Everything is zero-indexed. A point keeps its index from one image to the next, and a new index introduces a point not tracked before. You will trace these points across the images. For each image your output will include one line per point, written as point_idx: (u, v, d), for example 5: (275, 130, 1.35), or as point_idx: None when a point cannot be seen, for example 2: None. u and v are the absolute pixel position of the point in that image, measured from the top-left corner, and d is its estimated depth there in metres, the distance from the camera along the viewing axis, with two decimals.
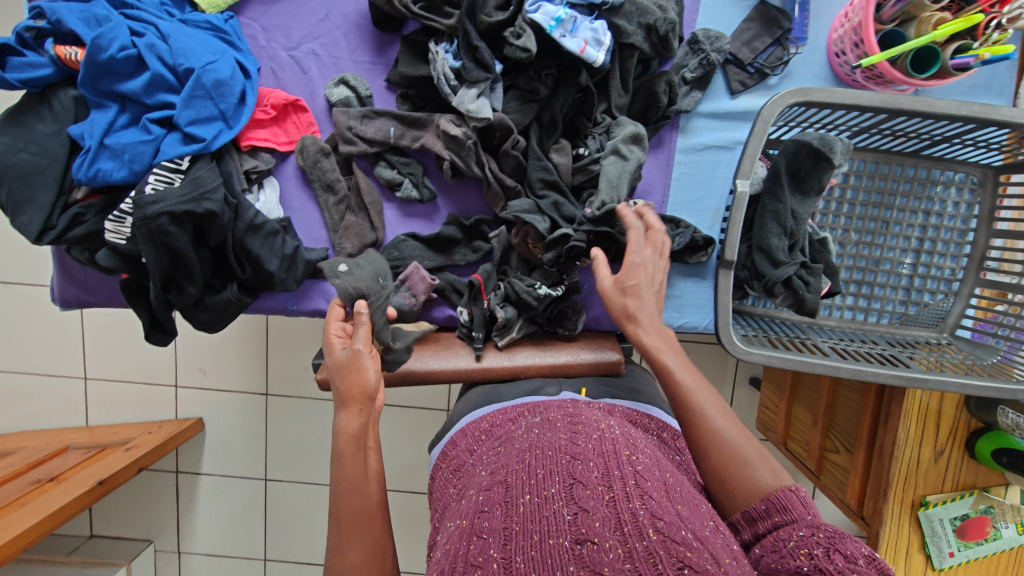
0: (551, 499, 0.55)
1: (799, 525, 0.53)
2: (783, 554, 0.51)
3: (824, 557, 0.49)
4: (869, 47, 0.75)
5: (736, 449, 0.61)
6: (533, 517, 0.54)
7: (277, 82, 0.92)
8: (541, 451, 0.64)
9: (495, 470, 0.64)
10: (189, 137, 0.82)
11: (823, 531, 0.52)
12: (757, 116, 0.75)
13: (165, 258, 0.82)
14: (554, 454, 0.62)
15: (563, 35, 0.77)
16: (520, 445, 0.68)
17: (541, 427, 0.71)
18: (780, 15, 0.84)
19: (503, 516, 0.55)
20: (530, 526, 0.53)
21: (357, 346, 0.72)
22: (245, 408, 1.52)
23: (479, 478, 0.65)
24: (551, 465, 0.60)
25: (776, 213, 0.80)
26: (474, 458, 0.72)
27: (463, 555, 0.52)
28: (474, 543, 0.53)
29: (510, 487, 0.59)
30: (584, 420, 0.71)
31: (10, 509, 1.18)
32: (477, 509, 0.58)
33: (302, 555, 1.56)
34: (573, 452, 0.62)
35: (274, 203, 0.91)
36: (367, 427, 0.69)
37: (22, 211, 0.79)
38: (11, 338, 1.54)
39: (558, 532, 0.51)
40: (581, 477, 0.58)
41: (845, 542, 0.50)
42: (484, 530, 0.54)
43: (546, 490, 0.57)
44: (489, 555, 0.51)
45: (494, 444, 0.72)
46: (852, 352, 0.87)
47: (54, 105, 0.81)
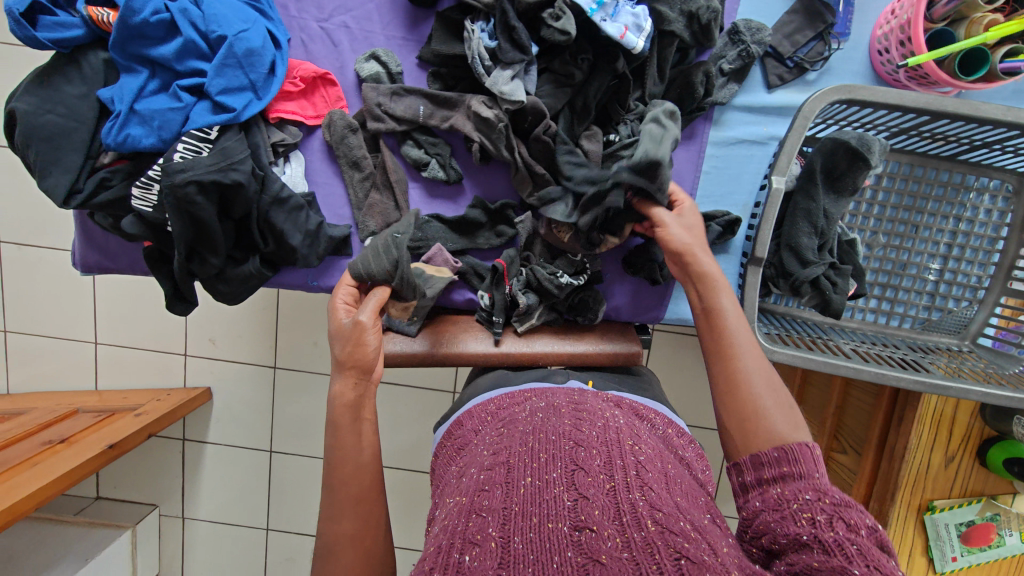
0: (553, 483, 0.58)
1: (804, 484, 0.54)
2: (785, 515, 0.52)
3: (825, 524, 0.49)
4: (916, 46, 0.73)
5: (766, 398, 0.62)
6: (533, 499, 0.57)
7: (307, 54, 0.91)
8: (545, 436, 0.66)
9: (498, 450, 0.66)
10: (218, 106, 0.81)
11: (828, 497, 0.52)
12: (797, 112, 0.74)
13: (191, 228, 0.81)
14: (557, 440, 0.65)
15: (604, 19, 0.76)
16: (524, 428, 0.70)
17: (545, 411, 0.73)
18: (825, 8, 0.82)
19: (503, 496, 0.58)
20: (531, 507, 0.56)
21: (359, 318, 0.74)
22: (254, 380, 1.52)
23: (481, 456, 0.67)
24: (555, 450, 0.63)
25: (807, 212, 0.80)
26: (475, 431, 0.77)
27: (460, 530, 0.54)
28: (473, 521, 0.55)
29: (513, 468, 0.61)
30: (588, 408, 0.74)
31: (22, 468, 1.20)
32: (477, 487, 0.60)
33: (304, 527, 1.58)
34: (576, 439, 0.65)
35: (299, 178, 0.91)
36: (362, 398, 0.73)
37: (49, 174, 0.78)
38: (24, 299, 1.55)
39: (558, 517, 0.54)
40: (583, 464, 0.60)
41: (849, 511, 0.50)
42: (484, 508, 0.56)
43: (549, 474, 0.59)
44: (488, 533, 0.53)
45: (498, 424, 0.75)
46: (873, 355, 0.87)
47: (84, 67, 0.80)
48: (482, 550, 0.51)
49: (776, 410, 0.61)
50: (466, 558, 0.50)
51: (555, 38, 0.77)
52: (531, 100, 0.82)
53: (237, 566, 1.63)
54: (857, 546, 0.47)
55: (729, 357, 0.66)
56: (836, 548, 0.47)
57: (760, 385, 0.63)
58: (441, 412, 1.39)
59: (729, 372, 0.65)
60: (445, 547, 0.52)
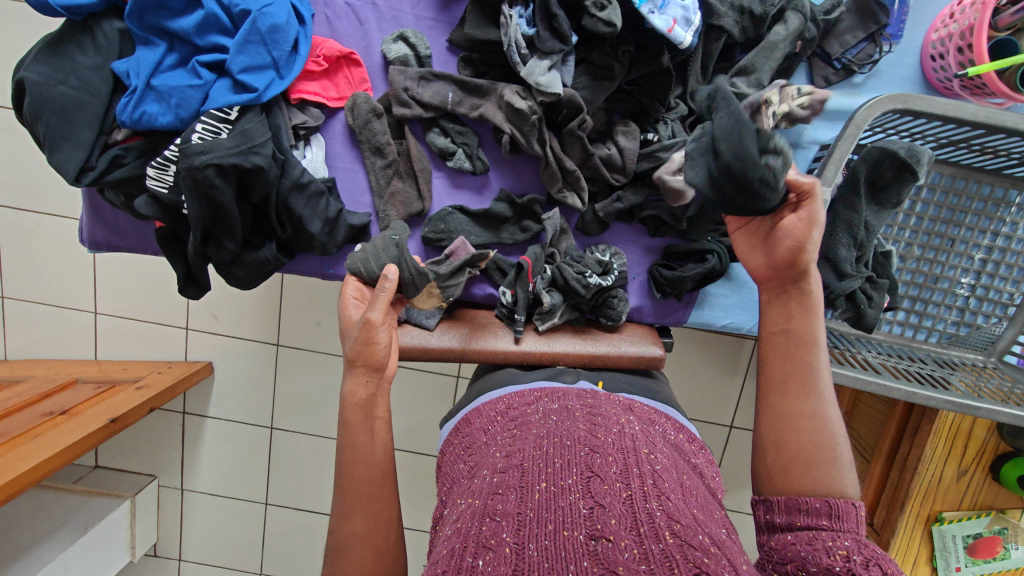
0: (568, 490, 0.53)
1: (844, 534, 0.53)
2: (817, 548, 0.51)
3: (861, 565, 0.47)
4: (978, 55, 0.70)
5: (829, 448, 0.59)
6: (547, 505, 0.52)
7: (331, 32, 0.87)
8: (559, 440, 0.61)
9: (511, 453, 0.61)
10: (239, 85, 0.77)
11: (868, 548, 0.50)
12: (849, 119, 0.71)
13: (208, 212, 0.78)
14: (572, 445, 0.59)
15: (652, 11, 0.73)
16: (538, 431, 0.64)
17: (559, 414, 0.67)
18: (879, 8, 0.78)
19: (518, 500, 0.53)
20: (545, 514, 0.51)
21: (370, 314, 0.69)
22: (258, 358, 1.50)
23: (493, 458, 0.62)
24: (570, 456, 0.58)
25: (849, 223, 0.77)
26: (488, 437, 0.69)
27: (474, 534, 0.50)
28: (486, 524, 0.51)
29: (528, 472, 0.56)
30: (603, 413, 0.68)
31: (21, 441, 1.18)
32: (490, 490, 0.56)
33: (304, 503, 1.58)
34: (592, 445, 0.59)
35: (320, 163, 0.87)
36: (374, 396, 0.69)
37: (60, 148, 0.75)
38: (23, 266, 1.51)
39: (573, 525, 0.50)
40: (600, 471, 0.55)
41: (888, 561, 0.48)
42: (498, 512, 0.52)
43: (564, 481, 0.55)
44: (503, 538, 0.49)
45: (510, 427, 0.68)
46: (900, 369, 0.86)
47: (98, 36, 0.76)
48: (496, 555, 0.47)
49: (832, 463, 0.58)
50: (479, 562, 0.47)
51: (597, 28, 0.73)
52: (568, 93, 0.79)
53: (235, 539, 1.64)
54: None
55: (799, 396, 0.62)
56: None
57: (824, 434, 0.60)
58: (447, 397, 1.38)
59: (795, 411, 0.61)
60: (458, 551, 0.49)
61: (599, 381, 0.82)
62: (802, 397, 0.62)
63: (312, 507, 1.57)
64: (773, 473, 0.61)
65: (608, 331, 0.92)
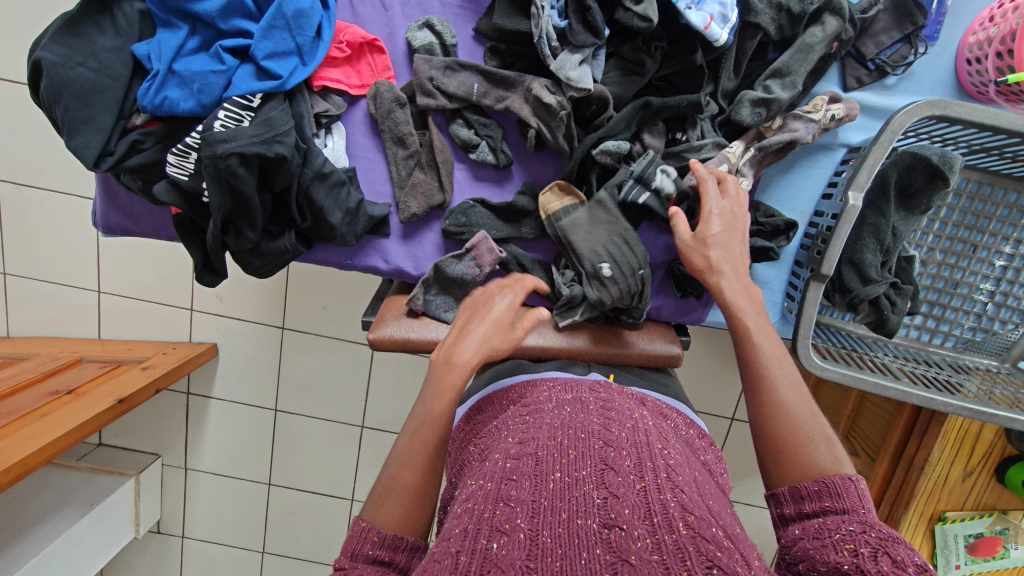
0: (582, 481, 0.50)
1: (849, 517, 0.49)
2: (825, 543, 0.48)
3: (869, 558, 0.44)
4: (1017, 62, 0.69)
5: (803, 429, 0.56)
6: (561, 495, 0.49)
7: (354, 16, 0.85)
8: (574, 432, 0.58)
9: (524, 439, 0.58)
10: (263, 72, 0.75)
11: (875, 531, 0.47)
12: (884, 124, 0.70)
13: (229, 200, 0.76)
14: (586, 438, 0.56)
15: (689, 7, 0.71)
16: (551, 421, 0.62)
17: (573, 406, 0.64)
18: (917, 9, 0.76)
19: (533, 487, 0.50)
20: (559, 502, 0.48)
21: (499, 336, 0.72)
22: (264, 340, 1.50)
23: (506, 443, 0.60)
24: (584, 448, 0.55)
25: (875, 228, 0.77)
26: (499, 423, 0.69)
27: (487, 516, 0.47)
28: (500, 510, 0.48)
29: (543, 461, 0.54)
30: (617, 409, 0.65)
31: (29, 420, 1.18)
32: (503, 475, 0.53)
33: (308, 484, 1.59)
34: (606, 439, 0.57)
35: (341, 152, 0.86)
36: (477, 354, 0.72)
37: (78, 133, 0.73)
38: (25, 243, 1.49)
39: (587, 513, 0.47)
40: (614, 463, 0.52)
41: (897, 547, 0.45)
42: (512, 498, 0.49)
43: (577, 471, 0.52)
44: (517, 522, 0.46)
45: (523, 412, 0.68)
46: (915, 373, 0.85)
47: (118, 17, 0.74)
48: (511, 539, 0.45)
49: (816, 445, 0.55)
50: (493, 545, 0.44)
51: (633, 22, 0.72)
52: (598, 89, 0.78)
53: (238, 517, 1.65)
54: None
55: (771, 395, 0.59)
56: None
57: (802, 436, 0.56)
58: None
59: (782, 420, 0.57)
60: (471, 532, 0.46)
61: (610, 373, 0.83)
62: (766, 389, 0.59)
63: (316, 487, 1.58)
64: (766, 462, 0.58)
65: (626, 330, 0.91)
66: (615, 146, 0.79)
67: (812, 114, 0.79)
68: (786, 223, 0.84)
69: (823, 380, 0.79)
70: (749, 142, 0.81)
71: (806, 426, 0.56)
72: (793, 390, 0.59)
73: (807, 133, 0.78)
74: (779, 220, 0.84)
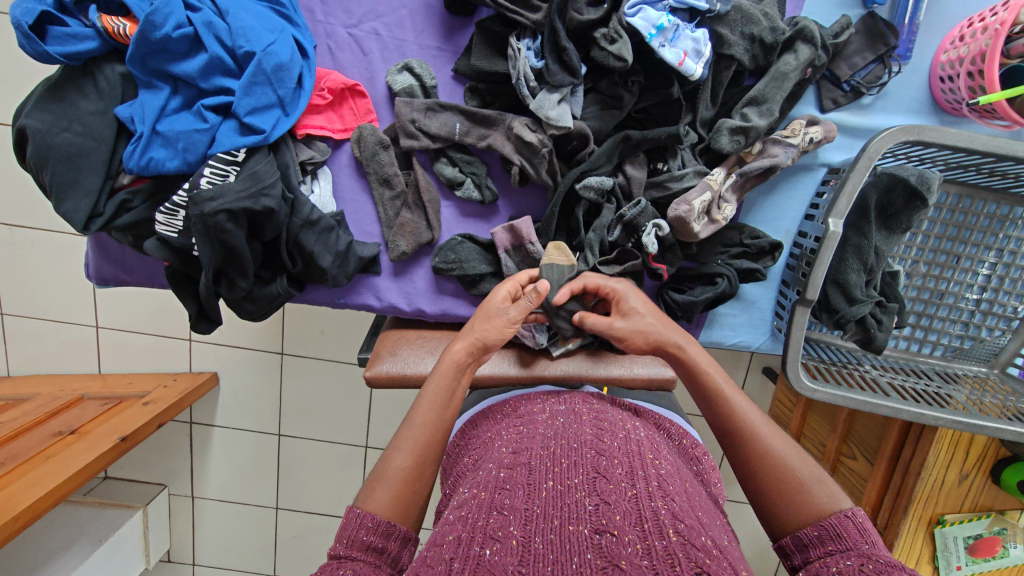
0: (574, 488, 0.51)
1: (848, 553, 0.50)
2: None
3: None
4: (989, 82, 0.70)
5: (792, 473, 0.57)
6: (554, 502, 0.50)
7: (335, 63, 0.85)
8: (566, 443, 0.59)
9: (518, 450, 0.59)
10: (246, 127, 0.76)
11: (872, 561, 0.48)
12: (861, 150, 0.71)
13: (220, 253, 0.77)
14: (579, 447, 0.58)
15: (663, 45, 0.72)
16: (545, 431, 0.63)
17: (567, 416, 0.66)
18: (888, 30, 0.78)
19: (525, 496, 0.51)
20: (551, 510, 0.49)
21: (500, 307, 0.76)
22: (264, 368, 1.50)
23: (499, 452, 0.61)
24: (576, 457, 0.56)
25: (858, 249, 0.78)
26: (492, 432, 0.70)
27: (480, 525, 0.47)
28: (493, 518, 0.48)
29: (536, 471, 0.54)
30: (610, 419, 0.66)
31: (35, 464, 1.18)
32: (498, 484, 0.53)
33: (313, 506, 1.60)
34: (598, 448, 0.58)
35: (328, 198, 0.87)
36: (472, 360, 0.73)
37: (67, 196, 0.74)
38: (20, 284, 1.49)
39: (578, 520, 0.47)
40: (606, 471, 0.54)
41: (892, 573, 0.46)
42: (505, 507, 0.49)
43: (570, 479, 0.53)
44: (509, 530, 0.47)
45: (517, 423, 0.69)
46: (907, 389, 0.86)
47: (99, 80, 0.74)
48: (503, 546, 0.45)
49: (808, 484, 0.57)
50: (486, 551, 0.44)
51: (607, 62, 0.73)
52: (579, 124, 0.79)
53: (247, 541, 1.66)
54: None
55: (749, 442, 0.61)
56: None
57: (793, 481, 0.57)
58: None
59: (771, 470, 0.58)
60: (464, 539, 0.46)
61: (604, 387, 0.89)
62: (748, 440, 0.61)
63: (322, 509, 1.59)
64: (768, 521, 0.58)
65: (619, 355, 0.92)
66: (596, 179, 0.80)
67: (791, 139, 0.79)
68: (772, 243, 0.86)
69: (815, 401, 0.80)
70: (729, 169, 0.83)
71: (795, 470, 0.58)
72: (774, 435, 0.61)
73: (787, 157, 0.79)
74: (764, 241, 0.86)
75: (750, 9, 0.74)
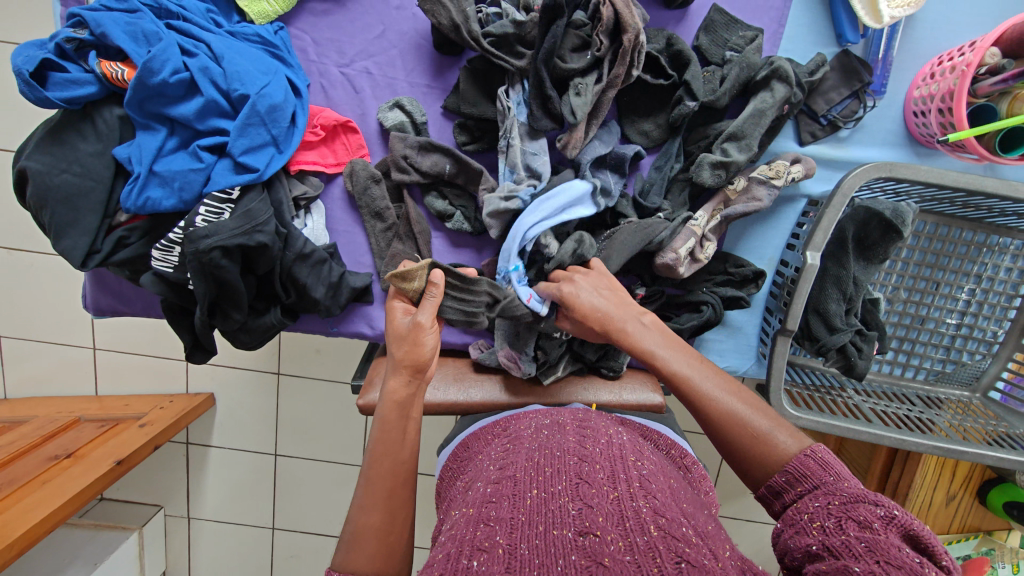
0: (558, 495, 0.53)
1: (817, 492, 0.49)
2: (798, 528, 0.48)
3: (835, 530, 0.45)
4: (957, 119, 0.73)
5: (745, 425, 0.57)
6: (538, 509, 0.51)
7: (327, 100, 0.88)
8: (550, 452, 0.61)
9: (504, 465, 0.61)
10: (241, 166, 0.78)
11: (839, 497, 0.47)
12: (836, 186, 0.74)
13: (214, 288, 0.79)
14: (562, 455, 0.60)
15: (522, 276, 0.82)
16: (530, 445, 0.65)
17: (550, 429, 0.68)
18: (862, 67, 0.80)
19: (511, 506, 0.52)
20: (536, 516, 0.50)
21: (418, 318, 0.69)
22: (260, 388, 1.51)
23: (487, 471, 0.62)
24: (560, 464, 0.58)
25: (837, 279, 0.81)
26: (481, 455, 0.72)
27: (468, 538, 0.49)
28: (480, 529, 0.49)
29: (521, 481, 0.56)
30: (593, 425, 0.69)
31: (30, 489, 1.18)
32: (484, 499, 0.55)
33: (309, 526, 1.60)
34: (581, 454, 0.60)
35: (321, 230, 0.89)
36: (413, 396, 0.68)
37: (66, 235, 0.76)
38: (18, 308, 1.50)
39: (563, 523, 0.49)
40: (587, 477, 0.55)
41: (859, 508, 0.45)
42: (491, 518, 0.51)
43: (554, 486, 0.54)
44: (496, 540, 0.48)
45: (504, 440, 0.71)
46: (891, 415, 0.87)
47: (98, 123, 0.76)
48: (489, 556, 0.46)
49: (772, 431, 0.56)
50: (473, 563, 0.45)
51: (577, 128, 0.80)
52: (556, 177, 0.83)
53: (243, 562, 1.66)
54: (865, 543, 0.42)
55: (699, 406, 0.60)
56: (842, 549, 0.43)
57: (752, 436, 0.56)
58: (444, 428, 1.29)
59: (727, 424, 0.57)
60: (453, 554, 0.47)
61: (593, 405, 0.89)
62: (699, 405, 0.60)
63: (317, 529, 1.59)
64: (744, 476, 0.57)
65: (608, 380, 0.94)
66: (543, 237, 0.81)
67: (775, 180, 0.82)
68: (755, 272, 0.88)
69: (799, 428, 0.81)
70: (715, 208, 0.86)
71: (756, 419, 0.57)
72: (717, 385, 0.60)
73: (769, 198, 0.83)
74: (747, 269, 0.87)
75: (747, 54, 0.79)
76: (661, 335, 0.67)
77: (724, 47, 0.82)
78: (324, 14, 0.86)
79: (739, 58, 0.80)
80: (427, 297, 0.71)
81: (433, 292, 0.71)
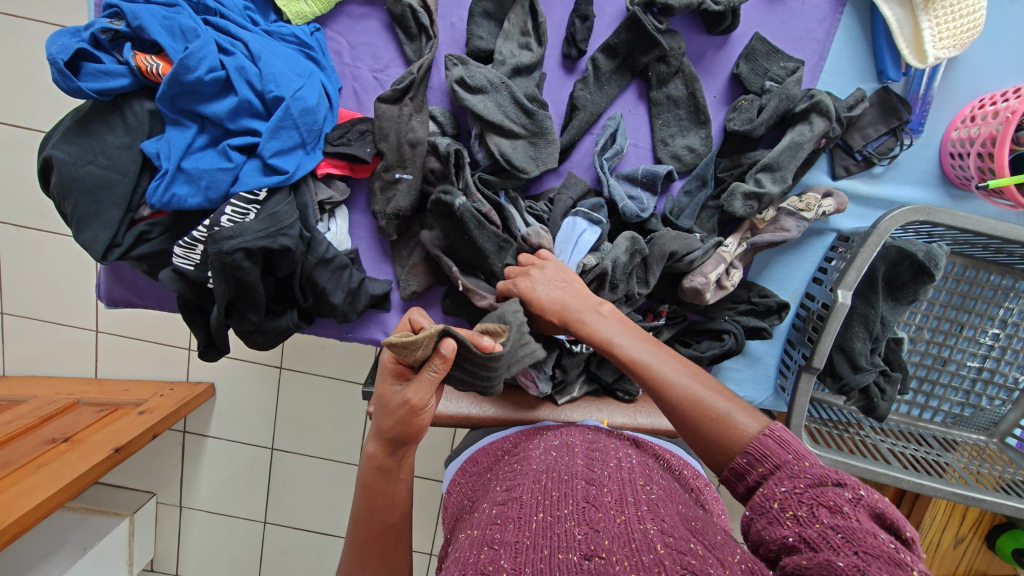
0: (564, 519, 0.51)
1: (780, 477, 0.48)
2: (770, 519, 0.47)
3: (809, 520, 0.43)
4: (999, 166, 0.72)
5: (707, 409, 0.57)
6: (544, 533, 0.50)
7: (359, 105, 0.87)
8: (558, 475, 0.59)
9: (511, 487, 0.60)
10: (269, 167, 0.77)
11: (804, 482, 0.46)
12: (872, 225, 0.73)
13: (233, 289, 0.78)
14: (570, 479, 0.58)
15: None
16: (537, 466, 0.63)
17: (559, 450, 0.67)
18: (901, 105, 0.80)
19: (516, 529, 0.51)
20: (540, 540, 0.49)
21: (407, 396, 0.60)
22: (263, 383, 1.50)
23: (494, 493, 0.61)
24: (567, 488, 0.56)
25: (864, 318, 0.80)
26: (491, 475, 0.71)
27: (471, 563, 0.47)
28: (484, 553, 0.48)
29: (527, 505, 0.54)
30: (602, 448, 0.68)
31: (26, 472, 1.15)
32: (490, 521, 0.54)
33: (302, 523, 1.58)
34: (590, 478, 0.58)
35: (344, 236, 0.87)
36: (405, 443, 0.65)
37: (87, 227, 0.75)
38: (23, 287, 1.48)
39: (567, 548, 0.47)
40: (596, 501, 0.54)
41: (827, 492, 0.45)
42: (497, 542, 0.49)
43: (560, 510, 0.52)
44: (500, 564, 0.46)
45: (511, 462, 0.70)
46: (909, 457, 0.86)
47: (128, 116, 0.75)
48: None
49: (732, 408, 0.56)
50: None
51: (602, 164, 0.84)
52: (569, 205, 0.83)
53: (233, 554, 1.64)
54: (841, 534, 0.41)
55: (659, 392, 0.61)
56: (820, 542, 0.42)
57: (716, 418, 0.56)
58: (448, 434, 1.28)
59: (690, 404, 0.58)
60: None
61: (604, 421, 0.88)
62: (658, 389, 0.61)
63: (310, 526, 1.58)
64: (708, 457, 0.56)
65: (623, 404, 0.94)
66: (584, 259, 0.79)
67: (805, 212, 0.82)
68: (778, 303, 0.87)
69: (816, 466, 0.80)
70: (742, 236, 0.85)
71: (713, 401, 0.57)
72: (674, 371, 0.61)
73: (797, 231, 0.82)
74: (772, 300, 0.87)
75: (790, 88, 0.78)
76: (616, 321, 0.69)
77: (764, 77, 0.82)
78: (362, 18, 0.85)
79: (779, 88, 0.79)
80: (428, 371, 0.59)
81: (434, 367, 0.59)
